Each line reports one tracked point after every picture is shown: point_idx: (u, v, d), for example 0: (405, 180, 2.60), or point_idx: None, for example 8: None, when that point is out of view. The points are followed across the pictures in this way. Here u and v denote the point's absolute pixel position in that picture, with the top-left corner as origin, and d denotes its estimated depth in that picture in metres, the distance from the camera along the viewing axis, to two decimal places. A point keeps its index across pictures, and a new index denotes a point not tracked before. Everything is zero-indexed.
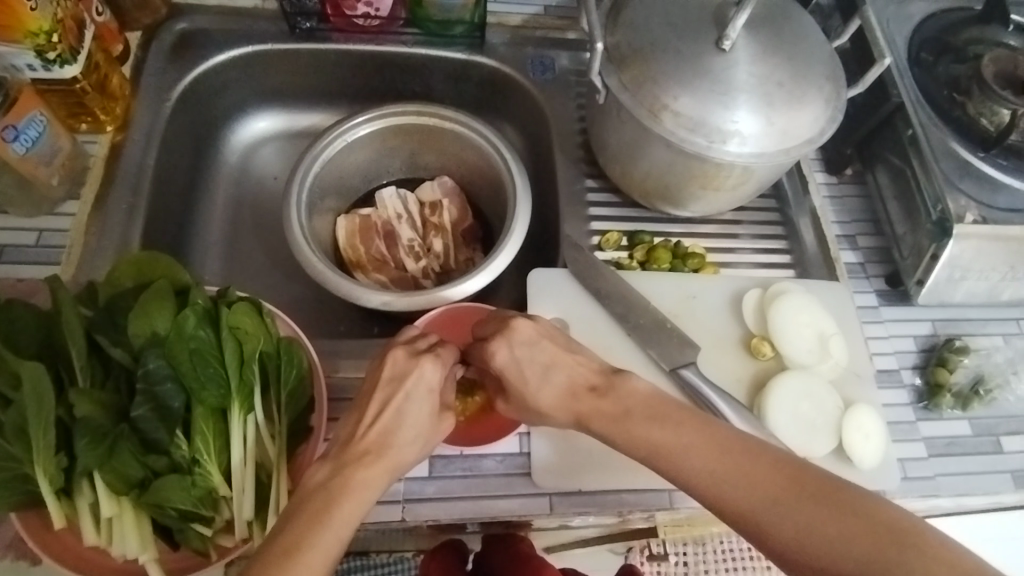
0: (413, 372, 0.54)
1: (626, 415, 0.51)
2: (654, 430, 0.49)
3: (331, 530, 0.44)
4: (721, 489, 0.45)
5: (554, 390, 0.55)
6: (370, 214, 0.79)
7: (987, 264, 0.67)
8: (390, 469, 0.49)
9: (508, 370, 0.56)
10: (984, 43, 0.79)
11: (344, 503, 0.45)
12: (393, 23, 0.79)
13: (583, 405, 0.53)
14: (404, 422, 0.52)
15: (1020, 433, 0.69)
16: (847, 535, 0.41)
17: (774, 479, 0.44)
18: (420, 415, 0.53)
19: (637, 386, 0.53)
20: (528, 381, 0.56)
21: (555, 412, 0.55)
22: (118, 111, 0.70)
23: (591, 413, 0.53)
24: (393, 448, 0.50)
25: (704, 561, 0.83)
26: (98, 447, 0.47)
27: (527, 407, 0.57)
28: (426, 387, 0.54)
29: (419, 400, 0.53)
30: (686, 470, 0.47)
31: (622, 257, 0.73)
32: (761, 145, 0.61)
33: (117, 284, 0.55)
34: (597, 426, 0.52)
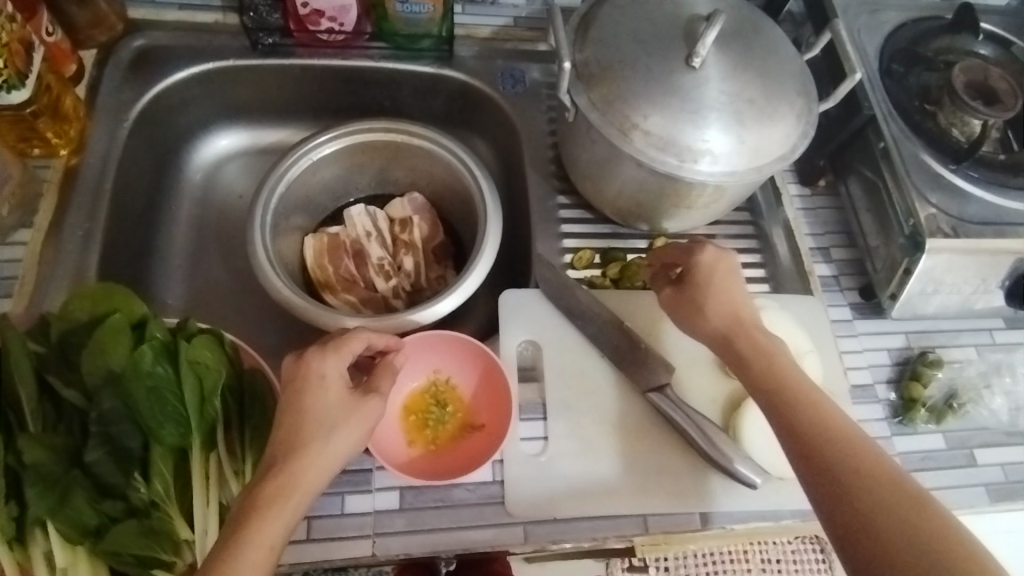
0: (311, 372, 0.50)
1: (770, 356, 0.55)
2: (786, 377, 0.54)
3: (250, 558, 0.41)
4: (824, 442, 0.49)
5: (724, 307, 0.58)
6: (338, 233, 0.77)
7: (960, 277, 0.67)
8: (308, 470, 0.46)
9: (707, 265, 0.60)
10: (953, 52, 0.79)
11: (261, 523, 0.43)
12: (359, 37, 0.77)
13: (739, 326, 0.58)
14: (308, 419, 0.48)
15: (992, 445, 0.70)
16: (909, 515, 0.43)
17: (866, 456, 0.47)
18: (329, 406, 0.49)
19: (772, 341, 0.57)
20: (719, 288, 0.59)
21: (712, 313, 0.59)
22: (72, 134, 0.68)
23: (741, 334, 0.57)
24: (305, 450, 0.47)
25: (683, 567, 0.72)
26: (49, 494, 0.46)
27: (696, 299, 0.60)
28: (319, 377, 0.50)
29: (324, 399, 0.49)
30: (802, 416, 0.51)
31: (594, 275, 0.72)
32: (732, 163, 0.60)
33: (71, 318, 0.52)
34: (736, 339, 0.57)
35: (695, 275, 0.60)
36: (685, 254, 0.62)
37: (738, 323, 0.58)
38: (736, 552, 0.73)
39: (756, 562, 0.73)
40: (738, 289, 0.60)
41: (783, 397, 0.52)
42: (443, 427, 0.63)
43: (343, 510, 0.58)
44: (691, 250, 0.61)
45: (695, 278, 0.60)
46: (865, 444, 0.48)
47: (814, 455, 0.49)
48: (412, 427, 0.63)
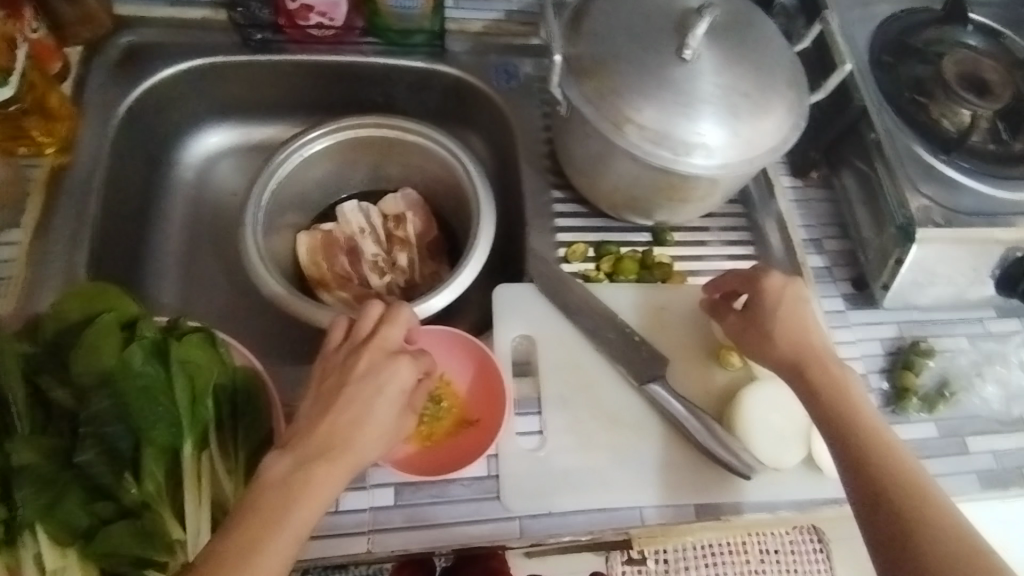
0: (386, 370, 0.49)
1: (841, 387, 0.55)
2: (854, 410, 0.54)
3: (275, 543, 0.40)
4: (886, 484, 0.49)
5: (792, 336, 0.59)
6: (331, 230, 0.76)
7: (951, 268, 0.68)
8: (350, 473, 0.45)
9: (772, 293, 0.61)
10: (945, 44, 0.79)
11: (297, 512, 0.42)
12: (350, 33, 0.77)
13: (807, 353, 0.58)
14: (365, 417, 0.47)
15: (984, 433, 0.70)
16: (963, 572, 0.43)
17: (928, 502, 0.47)
18: (393, 417, 0.48)
19: (846, 372, 0.56)
20: (788, 319, 0.60)
21: (779, 342, 0.59)
22: (61, 133, 0.67)
23: (813, 361, 0.57)
24: (349, 448, 0.45)
25: (684, 558, 0.75)
26: (42, 495, 0.46)
27: (762, 327, 0.61)
28: (396, 382, 0.49)
29: (389, 400, 0.48)
30: (862, 449, 0.51)
31: (588, 269, 0.72)
32: (726, 156, 0.60)
33: (63, 317, 0.51)
34: (810, 367, 0.57)
35: (764, 300, 0.61)
36: (753, 277, 0.63)
37: (810, 351, 0.58)
38: (735, 543, 0.76)
39: (755, 554, 0.76)
40: (809, 319, 0.60)
41: (852, 432, 0.53)
42: (439, 423, 0.63)
43: (338, 507, 0.58)
44: (760, 274, 0.62)
45: (759, 308, 0.61)
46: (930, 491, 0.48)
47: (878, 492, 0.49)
48: None
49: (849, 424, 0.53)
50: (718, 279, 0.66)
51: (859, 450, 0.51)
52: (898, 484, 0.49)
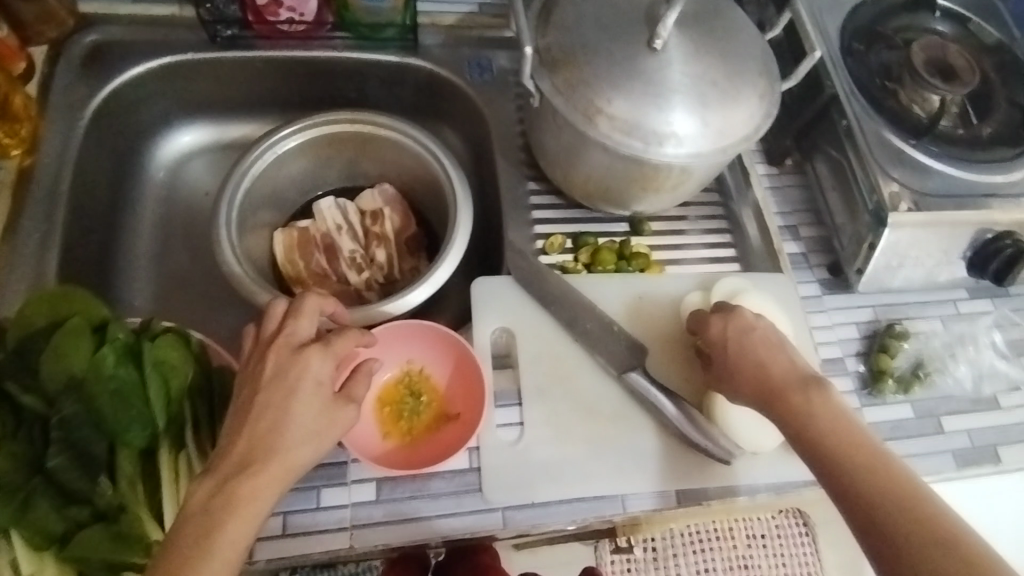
0: (297, 367, 0.48)
1: (813, 413, 0.51)
2: (829, 432, 0.50)
3: (215, 561, 0.40)
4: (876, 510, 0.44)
5: (752, 366, 0.56)
6: (308, 227, 0.76)
7: (922, 251, 0.69)
8: (280, 476, 0.45)
9: (721, 333, 0.59)
10: (913, 30, 0.80)
11: (228, 527, 0.42)
12: (320, 28, 0.76)
13: (771, 380, 0.54)
14: (284, 419, 0.46)
15: (960, 413, 0.71)
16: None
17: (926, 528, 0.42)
18: (314, 410, 0.48)
19: (813, 394, 0.52)
20: (751, 350, 0.57)
21: (740, 382, 0.56)
22: (23, 134, 0.66)
23: (774, 392, 0.54)
24: (274, 456, 0.45)
25: (672, 545, 0.76)
26: (10, 503, 0.45)
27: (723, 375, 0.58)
28: (311, 377, 0.48)
29: (306, 397, 0.48)
30: (849, 481, 0.47)
31: (567, 260, 0.72)
32: (697, 146, 0.60)
33: (29, 323, 0.51)
34: (773, 400, 0.54)
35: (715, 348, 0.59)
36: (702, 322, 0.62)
37: (767, 378, 0.55)
38: (721, 530, 0.77)
39: (742, 539, 0.77)
40: (772, 342, 0.57)
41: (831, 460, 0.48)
42: (417, 416, 0.63)
43: (319, 504, 0.58)
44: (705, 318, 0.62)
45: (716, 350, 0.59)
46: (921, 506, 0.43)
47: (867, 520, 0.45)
48: (387, 419, 0.62)
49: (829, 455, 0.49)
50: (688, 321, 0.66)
51: (844, 483, 0.47)
52: (887, 511, 0.44)
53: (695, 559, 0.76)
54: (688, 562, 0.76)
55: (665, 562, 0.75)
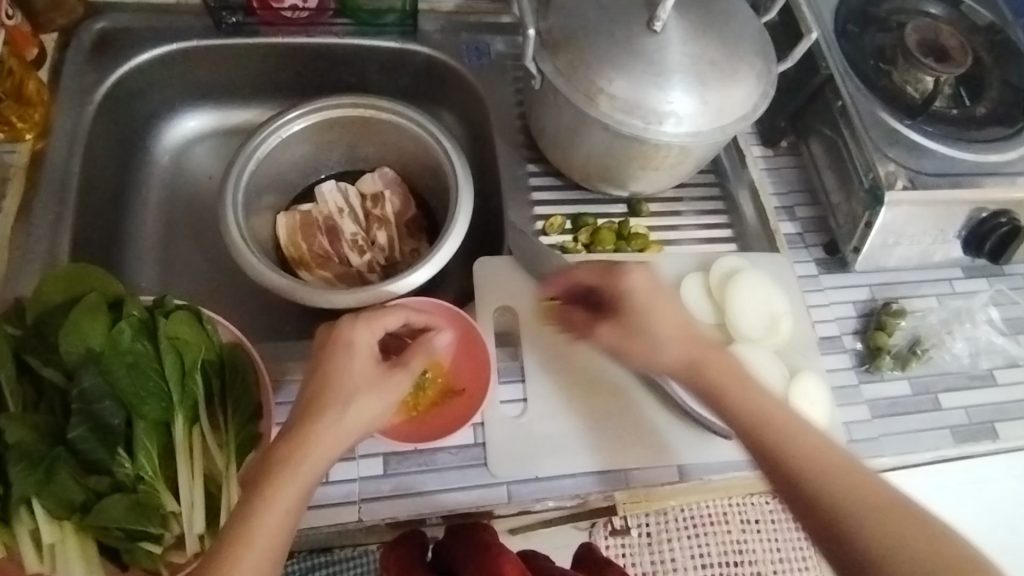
0: (343, 338, 0.52)
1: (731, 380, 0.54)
2: (753, 400, 0.53)
3: (265, 518, 0.43)
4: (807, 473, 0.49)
5: (673, 333, 0.57)
6: (310, 210, 0.77)
7: (918, 229, 0.70)
8: (331, 439, 0.47)
9: (634, 292, 0.59)
10: (906, 12, 0.81)
11: (282, 484, 0.44)
12: (322, 14, 0.78)
13: (699, 356, 0.56)
14: (332, 384, 0.50)
15: (956, 389, 0.73)
16: (933, 562, 0.44)
17: (875, 492, 0.47)
18: (358, 375, 0.50)
19: (731, 364, 0.56)
20: (661, 316, 0.58)
21: (665, 347, 0.57)
22: (36, 118, 0.67)
23: (706, 360, 0.56)
24: (325, 420, 0.48)
25: (667, 530, 0.76)
26: (34, 472, 0.46)
27: (638, 335, 0.58)
28: (347, 343, 0.52)
29: (353, 364, 0.51)
30: (777, 449, 0.51)
31: (566, 241, 0.74)
32: (696, 124, 0.61)
33: (45, 300, 0.52)
34: (705, 371, 0.55)
35: (627, 304, 0.59)
36: (611, 272, 0.60)
37: (696, 347, 0.57)
38: (718, 516, 0.77)
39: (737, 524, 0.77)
40: (677, 309, 0.59)
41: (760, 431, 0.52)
42: (425, 391, 0.63)
43: (328, 478, 0.59)
44: (617, 272, 0.60)
45: (628, 309, 0.59)
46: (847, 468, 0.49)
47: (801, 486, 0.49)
48: None
49: (772, 434, 0.51)
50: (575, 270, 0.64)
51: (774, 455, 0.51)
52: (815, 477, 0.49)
53: (691, 544, 0.76)
54: (683, 546, 0.76)
55: (660, 546, 0.75)
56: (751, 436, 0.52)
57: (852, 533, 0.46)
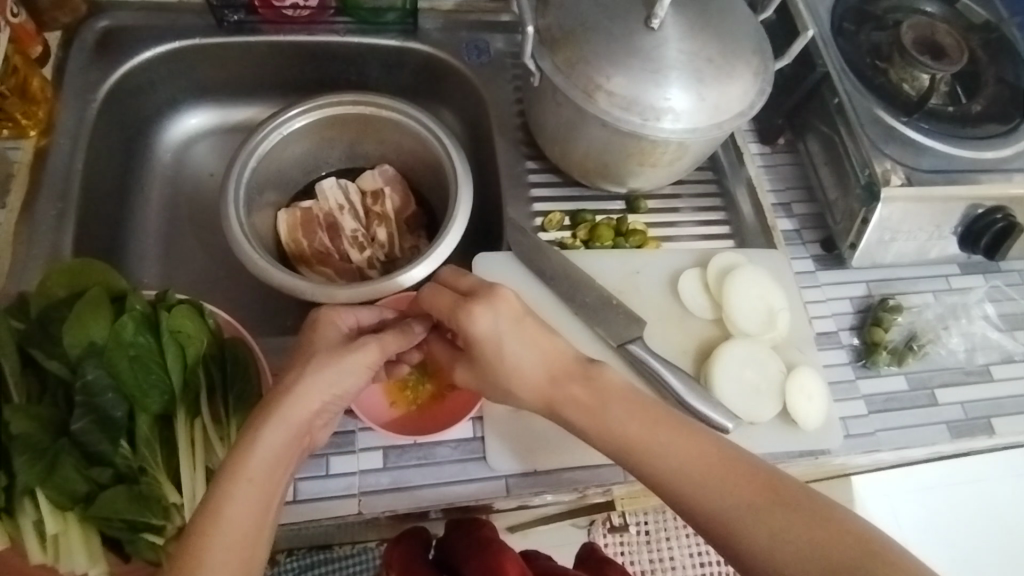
0: (321, 318, 0.55)
1: (599, 408, 0.50)
2: (633, 427, 0.49)
3: (232, 491, 0.44)
4: (697, 503, 0.46)
5: (527, 368, 0.53)
6: (311, 206, 0.77)
7: (914, 225, 0.70)
8: (289, 411, 0.48)
9: (481, 339, 0.53)
10: (902, 10, 0.82)
11: (244, 455, 0.45)
12: (323, 12, 0.78)
13: (558, 386, 0.52)
14: (301, 355, 0.52)
15: (952, 385, 0.73)
16: (816, 554, 0.42)
17: (752, 489, 0.45)
18: (323, 347, 0.52)
19: (609, 387, 0.51)
20: (508, 351, 0.53)
21: (522, 389, 0.53)
22: (40, 115, 0.68)
23: (563, 400, 0.52)
24: (288, 388, 0.49)
25: (665, 528, 0.85)
26: (37, 463, 0.46)
27: (493, 374, 0.54)
28: (314, 321, 0.55)
29: (324, 339, 0.53)
30: (668, 480, 0.47)
31: (565, 237, 0.74)
32: (693, 121, 0.62)
33: (49, 294, 0.53)
34: (566, 410, 0.51)
35: (473, 347, 0.54)
36: (457, 318, 0.53)
37: (557, 374, 0.52)
38: None
39: None
40: (538, 325, 0.54)
41: (644, 464, 0.48)
42: (423, 387, 0.64)
43: (329, 471, 0.60)
44: (462, 320, 0.53)
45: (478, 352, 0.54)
46: (741, 480, 0.45)
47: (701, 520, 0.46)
48: (393, 389, 0.63)
49: (642, 457, 0.48)
50: (427, 303, 0.56)
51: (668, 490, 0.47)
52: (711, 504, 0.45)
53: (688, 541, 0.85)
54: (681, 544, 0.85)
55: (659, 544, 0.84)
56: (623, 458, 0.49)
57: (735, 545, 0.44)
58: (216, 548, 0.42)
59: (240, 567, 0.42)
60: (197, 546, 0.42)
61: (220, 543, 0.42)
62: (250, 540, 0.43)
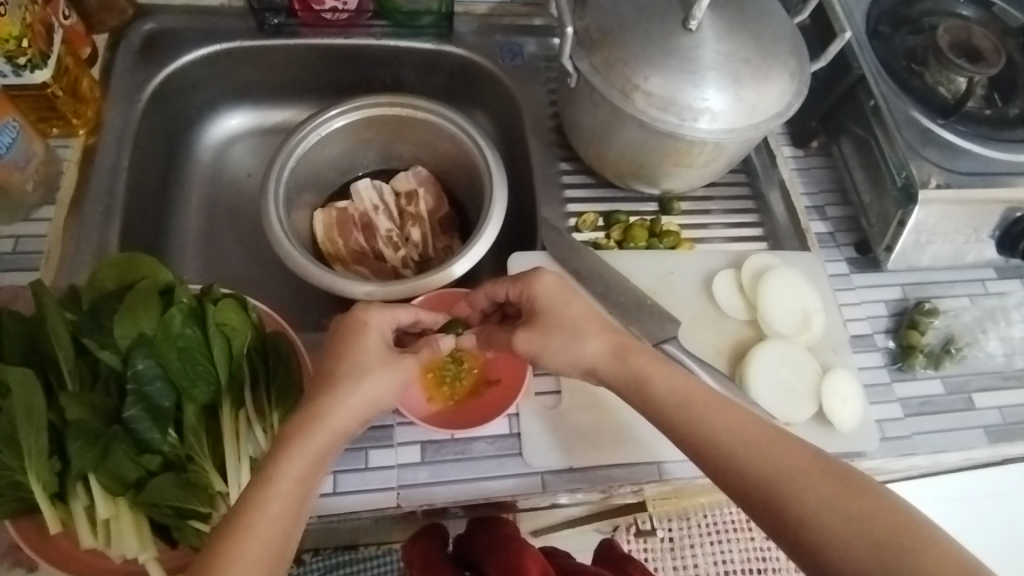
0: (356, 316, 0.54)
1: (655, 375, 0.54)
2: (686, 398, 0.53)
3: (278, 489, 0.45)
4: (747, 470, 0.49)
5: (590, 327, 0.57)
6: (346, 207, 0.79)
7: (950, 227, 0.70)
8: (335, 420, 0.49)
9: (547, 294, 0.58)
10: (938, 14, 0.81)
11: (291, 455, 0.46)
12: (361, 16, 0.79)
13: (617, 354, 0.56)
14: (346, 359, 0.52)
15: (989, 389, 0.72)
16: (862, 520, 0.45)
17: (799, 459, 0.48)
18: (371, 358, 0.53)
19: (665, 360, 0.56)
20: (566, 311, 0.58)
21: (586, 343, 0.57)
22: (89, 115, 0.70)
23: (630, 350, 0.56)
24: (338, 393, 0.50)
25: (690, 536, 0.90)
26: (91, 449, 0.48)
27: (553, 339, 0.57)
28: (361, 323, 0.54)
29: (367, 343, 0.53)
30: (719, 446, 0.50)
31: (599, 237, 0.75)
32: (730, 121, 0.63)
33: (100, 286, 0.55)
34: (626, 371, 0.55)
35: (540, 301, 0.59)
36: (523, 278, 0.59)
37: (617, 343, 0.57)
38: (737, 523, 0.91)
39: (757, 530, 0.90)
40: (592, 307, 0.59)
41: (697, 430, 0.51)
42: (460, 382, 0.65)
43: (367, 464, 0.60)
44: (528, 278, 0.59)
45: (543, 305, 0.58)
46: (789, 450, 0.49)
47: (749, 486, 0.49)
48: (430, 384, 0.64)
49: (694, 423, 0.52)
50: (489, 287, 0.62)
51: (719, 456, 0.50)
52: (760, 470, 0.48)
53: (713, 549, 0.90)
54: (705, 551, 0.90)
55: (682, 551, 0.90)
56: (673, 426, 0.53)
57: (783, 510, 0.47)
58: (247, 554, 0.42)
59: (274, 566, 0.43)
60: (239, 539, 0.43)
61: (252, 549, 0.42)
62: (283, 547, 0.44)
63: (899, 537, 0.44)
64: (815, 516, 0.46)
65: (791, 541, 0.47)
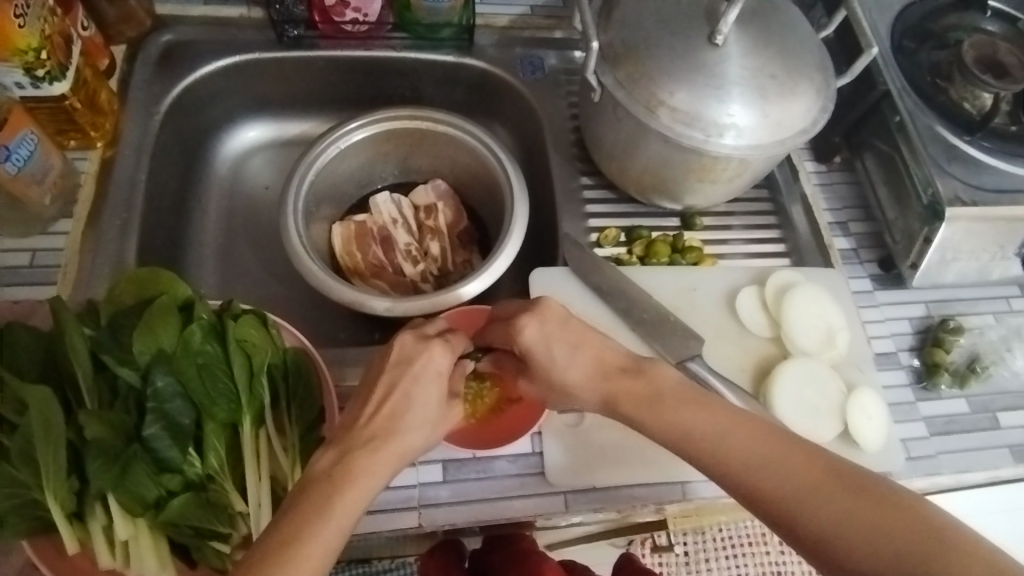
0: (424, 354, 0.52)
1: (657, 397, 0.51)
2: (688, 415, 0.50)
3: (335, 522, 0.42)
4: (760, 491, 0.46)
5: (584, 362, 0.55)
6: (365, 220, 0.78)
7: (976, 245, 0.69)
8: (396, 456, 0.48)
9: (533, 345, 0.56)
10: (963, 29, 0.81)
11: (352, 487, 0.44)
12: (381, 28, 0.79)
13: (612, 385, 0.54)
14: (408, 402, 0.50)
15: (1015, 408, 0.71)
16: (889, 534, 0.42)
17: (815, 472, 0.45)
18: (423, 402, 0.51)
19: (664, 378, 0.52)
20: (556, 360, 0.55)
21: (582, 388, 0.55)
22: (107, 127, 0.70)
23: (620, 396, 0.53)
24: (399, 433, 0.48)
25: (705, 550, 0.89)
26: (111, 468, 0.47)
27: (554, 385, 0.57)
28: (433, 370, 0.52)
29: (428, 382, 0.51)
30: (729, 467, 0.47)
31: (621, 253, 0.74)
32: (756, 137, 0.62)
33: (118, 302, 0.54)
34: (625, 405, 0.53)
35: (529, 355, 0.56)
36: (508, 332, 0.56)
37: (611, 369, 0.54)
38: (753, 538, 0.89)
39: (774, 544, 0.89)
40: (586, 330, 0.56)
41: (706, 452, 0.48)
42: (482, 399, 0.63)
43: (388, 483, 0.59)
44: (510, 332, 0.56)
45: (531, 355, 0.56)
46: (803, 464, 0.46)
47: (766, 507, 0.46)
48: None
49: (701, 444, 0.49)
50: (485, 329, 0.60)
51: (730, 478, 0.47)
52: (774, 490, 0.45)
53: (728, 564, 0.88)
54: (721, 566, 0.88)
55: (698, 565, 0.88)
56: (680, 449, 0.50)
57: (805, 529, 0.44)
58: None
59: None
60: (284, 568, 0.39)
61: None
62: None
63: (931, 549, 0.41)
64: (838, 535, 0.43)
65: (818, 560, 0.44)
